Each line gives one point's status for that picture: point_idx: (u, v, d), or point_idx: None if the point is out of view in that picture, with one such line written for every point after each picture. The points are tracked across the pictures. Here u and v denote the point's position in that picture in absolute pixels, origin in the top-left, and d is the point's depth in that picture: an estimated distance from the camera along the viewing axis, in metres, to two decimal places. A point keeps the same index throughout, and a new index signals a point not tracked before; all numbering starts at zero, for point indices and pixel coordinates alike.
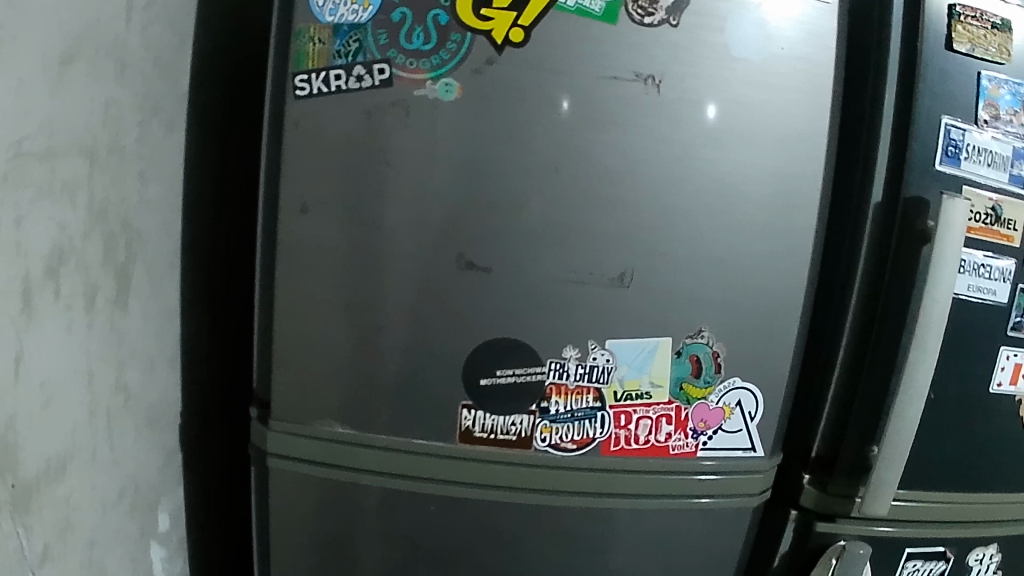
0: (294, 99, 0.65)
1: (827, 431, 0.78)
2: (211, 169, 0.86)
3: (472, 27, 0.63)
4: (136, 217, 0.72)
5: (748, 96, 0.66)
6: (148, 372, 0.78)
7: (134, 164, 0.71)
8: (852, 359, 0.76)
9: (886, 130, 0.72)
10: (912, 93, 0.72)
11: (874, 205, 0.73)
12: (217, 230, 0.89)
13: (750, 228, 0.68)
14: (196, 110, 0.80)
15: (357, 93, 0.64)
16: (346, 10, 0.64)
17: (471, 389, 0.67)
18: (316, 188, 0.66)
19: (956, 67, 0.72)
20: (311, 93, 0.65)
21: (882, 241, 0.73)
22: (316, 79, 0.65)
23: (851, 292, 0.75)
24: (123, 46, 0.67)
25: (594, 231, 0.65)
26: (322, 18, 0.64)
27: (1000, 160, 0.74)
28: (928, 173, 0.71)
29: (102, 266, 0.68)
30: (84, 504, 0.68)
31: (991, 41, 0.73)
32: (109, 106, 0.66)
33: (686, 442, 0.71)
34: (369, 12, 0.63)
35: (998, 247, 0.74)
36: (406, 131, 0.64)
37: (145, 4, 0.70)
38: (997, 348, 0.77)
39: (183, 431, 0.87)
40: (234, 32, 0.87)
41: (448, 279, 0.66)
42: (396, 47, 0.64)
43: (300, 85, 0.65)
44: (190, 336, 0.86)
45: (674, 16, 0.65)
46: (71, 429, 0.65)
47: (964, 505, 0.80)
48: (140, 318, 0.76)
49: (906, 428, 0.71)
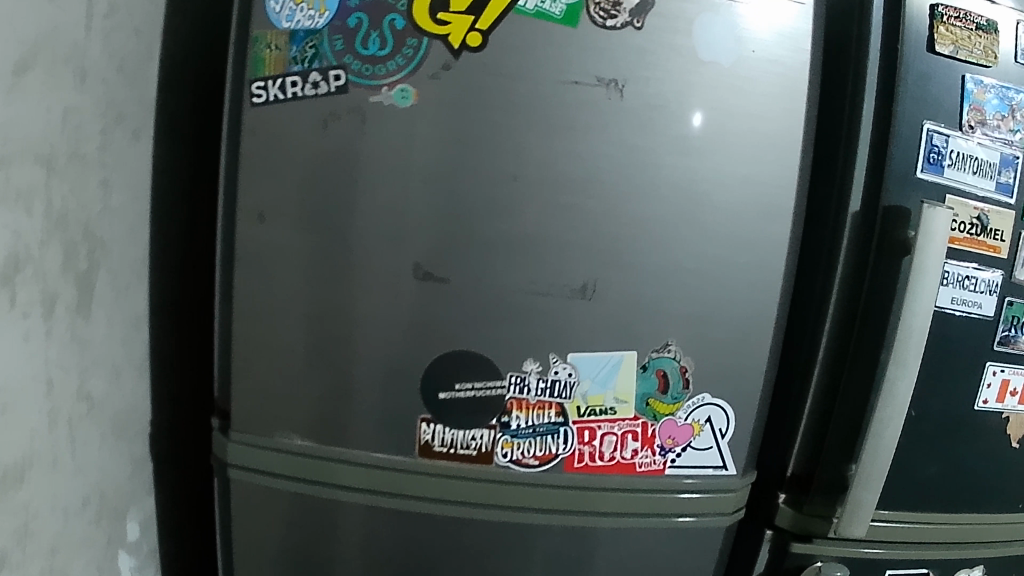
0: (250, 107, 0.65)
1: (805, 448, 0.75)
2: (182, 175, 0.85)
3: (428, 32, 0.62)
4: (99, 225, 0.71)
5: (716, 101, 0.64)
6: (112, 380, 0.77)
7: (97, 171, 0.69)
8: (830, 374, 0.73)
9: (863, 137, 0.70)
10: (891, 98, 0.69)
11: (851, 214, 0.70)
12: (187, 236, 0.88)
13: (721, 238, 0.66)
14: (163, 118, 0.79)
15: (312, 100, 0.64)
16: (302, 16, 0.63)
17: (430, 403, 0.66)
18: (276, 197, 0.65)
19: (941, 70, 0.69)
20: (267, 100, 0.64)
21: (860, 251, 0.70)
22: (272, 86, 0.64)
23: (829, 306, 0.72)
24: (83, 54, 0.64)
25: (555, 241, 0.63)
26: (278, 24, 0.64)
27: (987, 167, 0.71)
28: (909, 182, 0.68)
29: (62, 273, 0.65)
30: (45, 515, 0.66)
31: (976, 43, 0.70)
32: (68, 115, 0.63)
33: (653, 459, 0.69)
34: (325, 18, 0.63)
35: (984, 258, 0.71)
36: (364, 138, 0.63)
37: (106, 12, 0.67)
38: (983, 363, 0.74)
39: (152, 439, 0.86)
40: (204, 37, 0.86)
41: (404, 289, 0.65)
42: (351, 53, 0.63)
43: (257, 92, 0.64)
44: (157, 345, 0.85)
45: (638, 18, 0.62)
46: (30, 441, 0.63)
47: (949, 527, 0.77)
48: (104, 325, 0.74)
49: (883, 447, 0.68)
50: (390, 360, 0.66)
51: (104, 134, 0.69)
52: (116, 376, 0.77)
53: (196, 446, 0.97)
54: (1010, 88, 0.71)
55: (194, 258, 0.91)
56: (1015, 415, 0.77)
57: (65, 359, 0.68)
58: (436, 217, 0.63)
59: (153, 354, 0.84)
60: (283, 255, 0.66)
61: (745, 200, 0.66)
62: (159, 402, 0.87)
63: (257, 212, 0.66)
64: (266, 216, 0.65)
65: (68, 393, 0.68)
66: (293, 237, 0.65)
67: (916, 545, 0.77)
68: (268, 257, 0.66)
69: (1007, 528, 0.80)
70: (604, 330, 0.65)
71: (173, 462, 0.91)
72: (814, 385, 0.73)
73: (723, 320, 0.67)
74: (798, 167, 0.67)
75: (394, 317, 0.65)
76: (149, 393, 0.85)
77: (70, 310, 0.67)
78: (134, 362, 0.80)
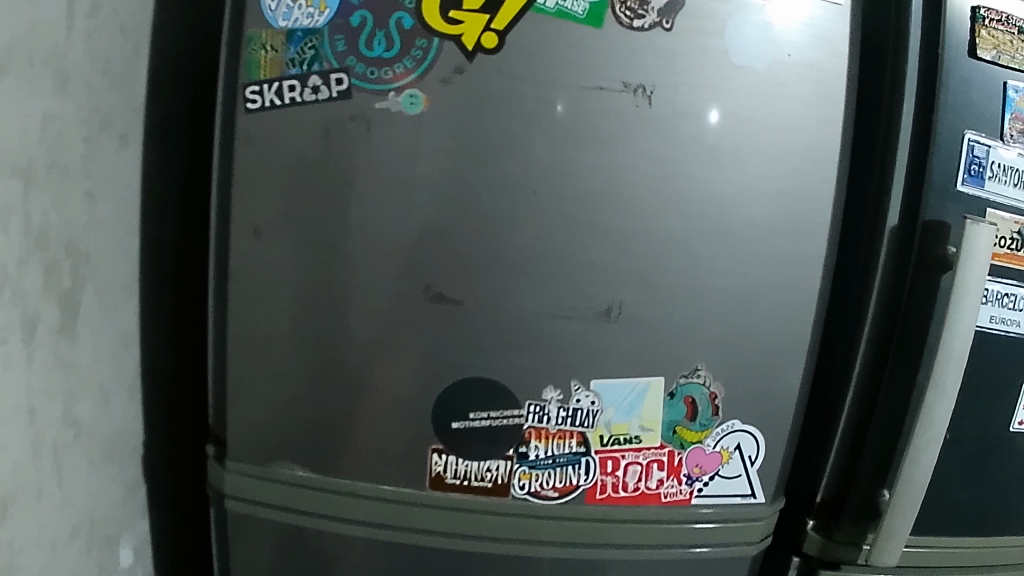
0: (244, 113, 0.58)
1: (833, 477, 0.69)
2: (175, 182, 0.78)
3: (439, 31, 0.56)
4: (85, 239, 0.63)
5: (750, 108, 0.60)
6: (102, 404, 0.69)
7: (81, 182, 0.61)
8: (862, 403, 0.67)
9: (902, 144, 0.63)
10: (932, 106, 0.63)
11: (890, 229, 0.63)
12: (184, 246, 0.81)
13: (754, 256, 0.61)
14: (153, 123, 0.72)
15: (313, 106, 0.57)
16: (301, 13, 0.57)
17: (442, 433, 0.62)
18: (272, 211, 0.60)
19: (979, 76, 0.63)
20: (262, 106, 0.58)
21: (899, 268, 0.64)
22: (268, 90, 0.58)
23: (864, 325, 0.65)
24: (64, 56, 0.57)
25: (577, 260, 0.59)
26: (274, 22, 0.57)
27: None
28: (948, 194, 0.62)
29: (44, 293, 0.57)
30: (33, 557, 0.58)
31: (1019, 48, 0.64)
32: (48, 121, 0.55)
33: (679, 489, 0.66)
34: (326, 16, 0.56)
35: None
36: (368, 148, 0.58)
37: (88, 10, 0.60)
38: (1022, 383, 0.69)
39: (150, 460, 0.79)
40: (195, 34, 0.79)
41: (415, 311, 0.60)
42: (355, 54, 0.57)
43: (251, 97, 0.58)
44: (151, 366, 0.77)
45: (667, 19, 0.58)
46: (12, 482, 0.55)
47: (982, 550, 0.74)
48: (92, 347, 0.66)
49: (920, 474, 0.62)
50: (400, 387, 0.61)
51: (91, 140, 0.62)
52: (106, 408, 0.69)
53: (197, 475, 0.89)
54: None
55: (189, 270, 0.83)
56: None
57: (49, 388, 0.60)
58: (450, 233, 0.59)
59: (149, 379, 0.77)
60: (282, 274, 0.61)
61: (780, 213, 0.61)
62: (157, 431, 0.80)
63: (251, 228, 0.60)
64: (261, 232, 0.60)
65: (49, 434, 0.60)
66: (291, 255, 0.60)
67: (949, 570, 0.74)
68: (265, 275, 0.61)
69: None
70: (626, 353, 0.61)
71: (171, 493, 0.84)
72: (845, 415, 0.67)
73: (755, 342, 0.63)
74: (836, 179, 0.63)
75: (404, 340, 0.61)
76: (144, 421, 0.77)
77: (55, 340, 0.60)
78: (124, 387, 0.72)
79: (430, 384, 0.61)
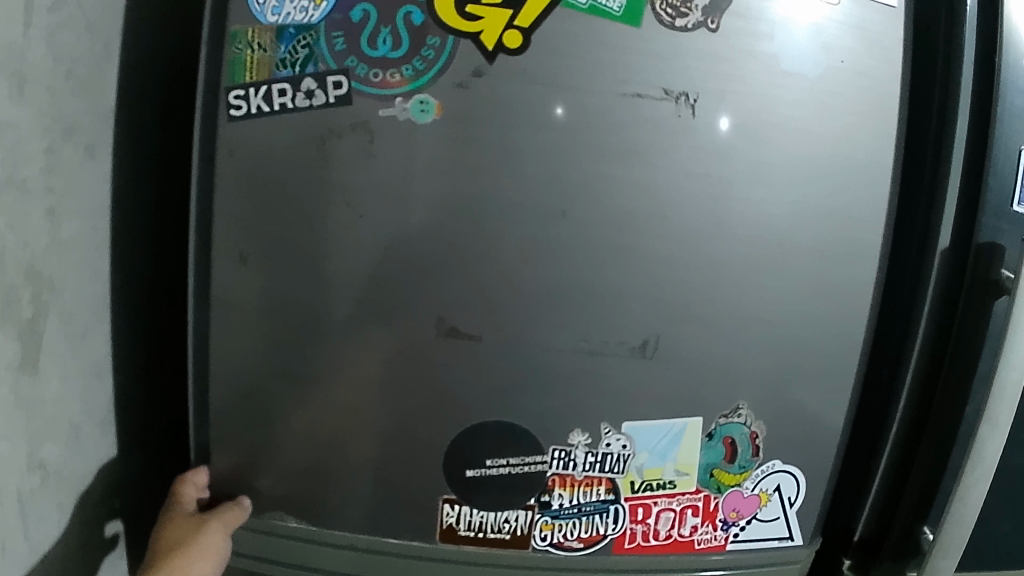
0: (227, 122, 0.50)
1: (871, 522, 0.62)
2: (150, 191, 0.70)
3: (456, 29, 0.49)
4: (46, 263, 0.55)
5: (800, 120, 0.54)
6: (72, 445, 0.61)
7: (42, 199, 0.53)
8: (903, 445, 0.60)
9: (958, 156, 0.55)
10: (987, 116, 0.54)
11: (941, 252, 0.55)
12: (160, 263, 0.74)
13: (800, 281, 0.56)
14: (122, 129, 0.64)
15: (307, 114, 0.50)
16: (292, 7, 0.49)
17: (455, 482, 0.56)
18: (252, 234, 0.52)
19: None
20: (248, 113, 0.50)
21: (950, 295, 0.56)
22: (256, 95, 0.50)
23: (909, 361, 0.58)
24: (20, 54, 0.49)
25: (608, 290, 0.54)
26: (262, 16, 0.49)
27: None
28: (1005, 214, 0.54)
29: (2, 325, 0.49)
30: None
31: None
32: (1, 129, 0.47)
33: (714, 535, 0.61)
34: (322, 10, 0.48)
35: None
36: (371, 164, 0.50)
37: (49, 3, 0.52)
38: None
39: (130, 501, 0.71)
40: (174, 30, 0.71)
41: (426, 348, 0.53)
42: (356, 53, 0.49)
43: (235, 103, 0.50)
44: (126, 397, 0.70)
45: (712, 18, 0.51)
46: None
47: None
48: (58, 383, 0.58)
49: (965, 516, 0.54)
50: (408, 429, 0.55)
51: (53, 151, 0.54)
52: (77, 452, 0.61)
53: None
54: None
55: (168, 289, 0.75)
56: None
57: (13, 431, 0.51)
58: (465, 259, 0.52)
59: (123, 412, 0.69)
60: (272, 304, 0.53)
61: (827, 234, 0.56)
62: (134, 470, 0.72)
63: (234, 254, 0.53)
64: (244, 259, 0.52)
65: (12, 491, 0.52)
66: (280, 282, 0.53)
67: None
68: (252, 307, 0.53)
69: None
70: (658, 386, 0.56)
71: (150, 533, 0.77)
72: (884, 459, 0.60)
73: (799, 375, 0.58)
74: (890, 196, 0.57)
75: (411, 378, 0.54)
76: (118, 462, 0.69)
77: (16, 377, 0.51)
78: (95, 426, 0.64)
79: (443, 424, 0.55)
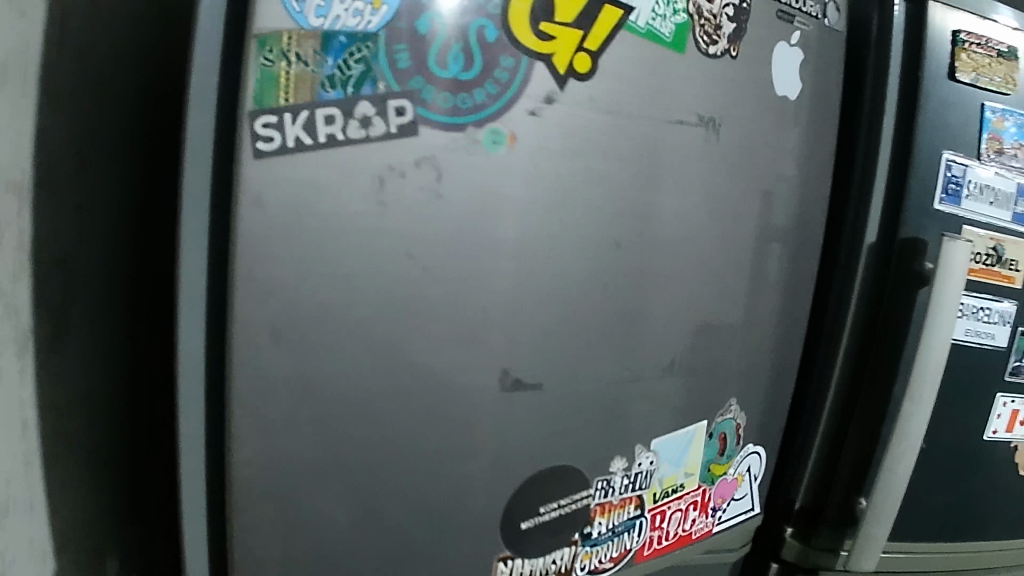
0: (253, 158, 0.38)
1: (811, 488, 0.72)
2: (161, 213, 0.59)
3: (531, 48, 0.43)
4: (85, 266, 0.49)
5: (787, 138, 0.60)
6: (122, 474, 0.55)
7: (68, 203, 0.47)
8: (837, 418, 0.70)
9: (883, 163, 0.65)
10: (911, 123, 0.64)
11: (869, 245, 0.65)
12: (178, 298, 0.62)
13: (770, 282, 0.63)
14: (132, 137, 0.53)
15: (363, 147, 0.40)
16: (344, 10, 0.38)
17: (510, 538, 0.52)
18: (279, 296, 0.40)
19: (957, 96, 0.65)
20: (283, 146, 0.38)
21: (875, 285, 0.67)
22: (292, 123, 0.38)
23: (842, 342, 0.67)
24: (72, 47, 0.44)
25: (652, 312, 0.54)
26: (299, 19, 0.38)
27: (1002, 197, 0.68)
28: (926, 212, 0.65)
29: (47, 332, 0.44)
30: None
31: (996, 70, 0.66)
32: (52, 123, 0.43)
33: (705, 522, 0.65)
34: (383, 16, 0.39)
35: (1001, 289, 0.67)
36: (437, 206, 0.42)
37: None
38: (993, 395, 0.67)
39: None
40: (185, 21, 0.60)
41: (488, 404, 0.48)
42: (423, 73, 0.40)
43: (265, 134, 0.38)
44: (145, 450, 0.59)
45: (735, 46, 0.53)
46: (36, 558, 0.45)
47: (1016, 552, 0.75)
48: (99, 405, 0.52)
49: (897, 484, 0.63)
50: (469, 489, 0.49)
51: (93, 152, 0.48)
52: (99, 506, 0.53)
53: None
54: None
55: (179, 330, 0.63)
56: None
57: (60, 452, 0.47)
58: (534, 302, 0.47)
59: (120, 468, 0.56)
60: (300, 381, 0.42)
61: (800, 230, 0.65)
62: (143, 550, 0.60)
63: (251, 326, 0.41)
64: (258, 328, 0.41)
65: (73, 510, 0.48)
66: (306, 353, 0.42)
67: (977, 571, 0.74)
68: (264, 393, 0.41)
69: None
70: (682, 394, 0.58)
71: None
72: (819, 431, 0.70)
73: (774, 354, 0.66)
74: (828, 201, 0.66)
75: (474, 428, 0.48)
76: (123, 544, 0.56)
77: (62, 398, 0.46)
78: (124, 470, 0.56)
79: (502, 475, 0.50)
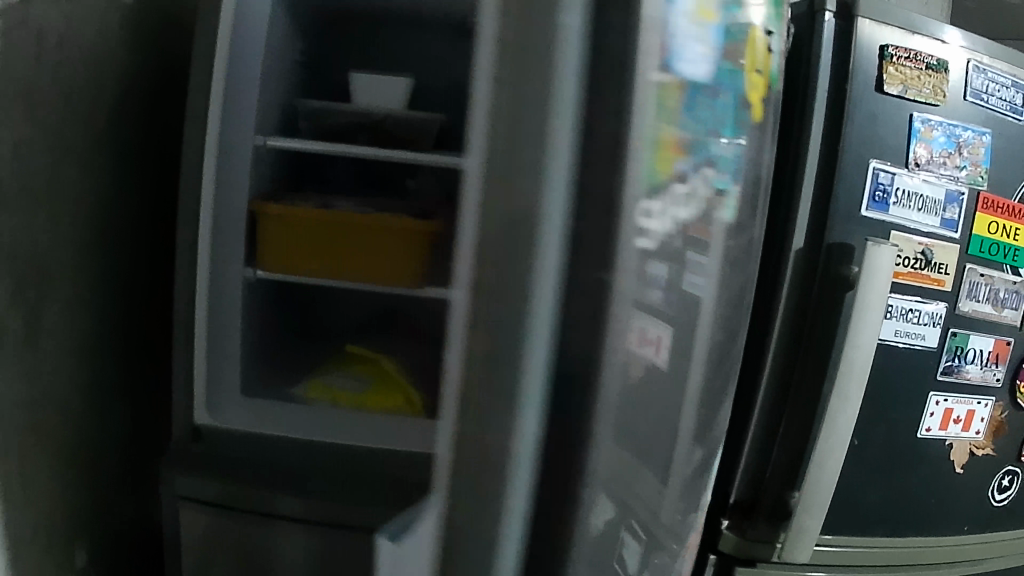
0: (633, 239, 0.32)
1: (747, 477, 0.78)
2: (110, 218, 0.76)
3: (759, 117, 0.44)
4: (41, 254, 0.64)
5: None
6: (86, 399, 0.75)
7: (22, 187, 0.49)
8: (771, 411, 0.77)
9: (812, 171, 0.72)
10: (838, 133, 0.71)
11: (795, 251, 0.73)
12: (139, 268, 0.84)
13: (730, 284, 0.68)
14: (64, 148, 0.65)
15: (686, 220, 0.36)
16: (700, 59, 0.36)
17: None
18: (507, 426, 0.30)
19: (886, 109, 0.72)
20: (656, 224, 0.33)
21: (805, 288, 0.74)
22: (668, 196, 0.34)
23: (772, 339, 0.74)
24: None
25: None
26: (669, 60, 0.33)
27: (932, 204, 0.74)
28: (852, 218, 0.72)
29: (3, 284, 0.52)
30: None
31: (926, 83, 0.73)
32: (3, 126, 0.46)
33: None
34: (712, 68, 0.37)
35: (928, 291, 0.75)
36: (697, 285, 0.39)
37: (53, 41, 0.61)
38: (926, 393, 0.77)
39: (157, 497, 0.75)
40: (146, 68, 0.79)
41: None
42: (720, 137, 0.39)
43: (647, 212, 0.32)
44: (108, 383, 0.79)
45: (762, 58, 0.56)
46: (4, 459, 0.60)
47: (958, 546, 0.83)
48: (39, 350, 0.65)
49: (826, 475, 0.70)
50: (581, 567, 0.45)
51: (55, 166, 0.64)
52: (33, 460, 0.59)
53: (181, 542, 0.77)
54: (957, 125, 0.74)
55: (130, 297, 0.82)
56: (958, 441, 0.80)
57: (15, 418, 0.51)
58: None
59: (81, 472, 0.75)
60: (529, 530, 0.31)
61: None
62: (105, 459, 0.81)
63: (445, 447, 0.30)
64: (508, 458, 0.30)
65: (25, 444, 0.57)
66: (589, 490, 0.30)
67: (919, 565, 0.82)
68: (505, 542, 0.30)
69: (1003, 539, 0.87)
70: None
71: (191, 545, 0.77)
72: (754, 424, 0.77)
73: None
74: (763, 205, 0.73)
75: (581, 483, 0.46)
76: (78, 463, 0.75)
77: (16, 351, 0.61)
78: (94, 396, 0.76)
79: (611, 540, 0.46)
